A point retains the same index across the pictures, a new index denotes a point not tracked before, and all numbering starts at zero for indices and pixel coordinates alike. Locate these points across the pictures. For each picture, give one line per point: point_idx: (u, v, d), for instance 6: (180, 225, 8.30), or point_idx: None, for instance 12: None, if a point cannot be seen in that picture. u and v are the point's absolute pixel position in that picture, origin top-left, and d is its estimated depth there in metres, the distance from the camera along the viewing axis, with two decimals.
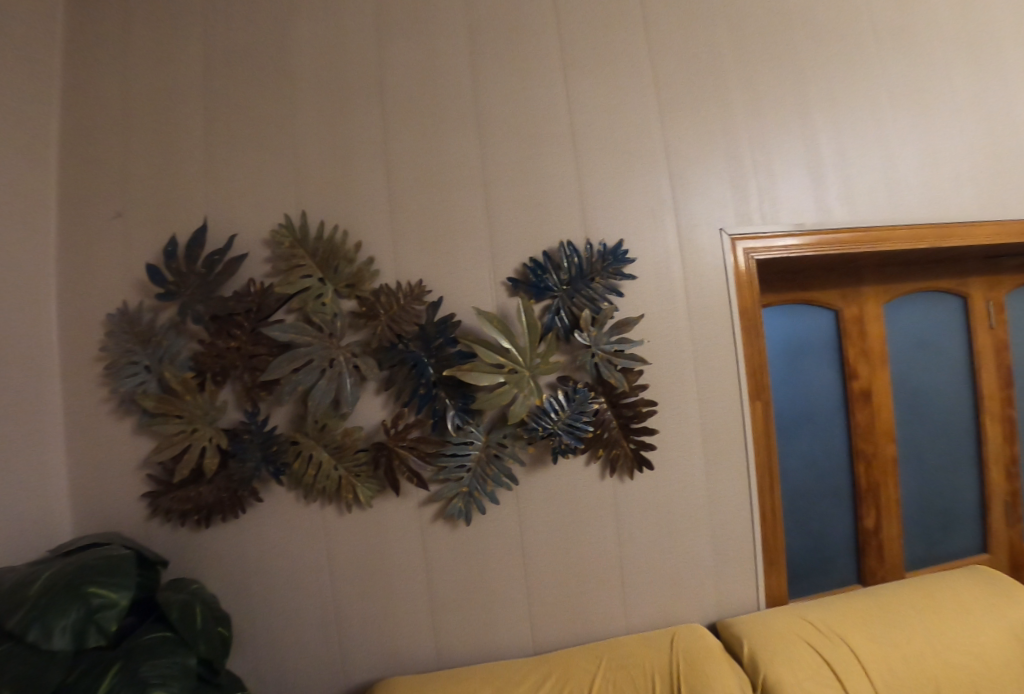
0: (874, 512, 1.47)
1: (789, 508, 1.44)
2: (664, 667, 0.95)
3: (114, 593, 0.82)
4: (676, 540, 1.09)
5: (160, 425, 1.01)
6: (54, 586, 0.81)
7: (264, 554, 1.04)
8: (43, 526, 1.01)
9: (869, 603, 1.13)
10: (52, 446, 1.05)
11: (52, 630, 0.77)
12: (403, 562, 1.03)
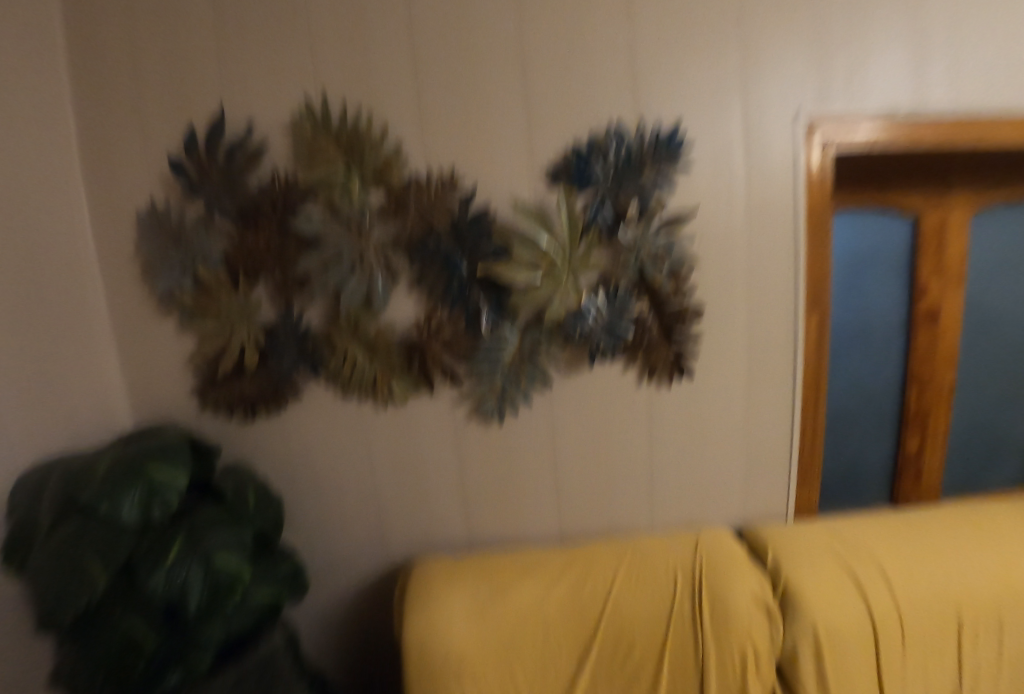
0: (918, 437, 1.40)
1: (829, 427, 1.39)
2: (688, 563, 0.98)
3: (172, 472, 0.90)
4: (710, 451, 1.08)
5: (201, 321, 1.04)
6: (117, 467, 0.87)
7: (306, 445, 1.09)
8: (105, 413, 1.08)
9: (903, 529, 1.11)
10: (104, 341, 1.09)
11: (121, 504, 0.83)
12: (437, 458, 1.06)
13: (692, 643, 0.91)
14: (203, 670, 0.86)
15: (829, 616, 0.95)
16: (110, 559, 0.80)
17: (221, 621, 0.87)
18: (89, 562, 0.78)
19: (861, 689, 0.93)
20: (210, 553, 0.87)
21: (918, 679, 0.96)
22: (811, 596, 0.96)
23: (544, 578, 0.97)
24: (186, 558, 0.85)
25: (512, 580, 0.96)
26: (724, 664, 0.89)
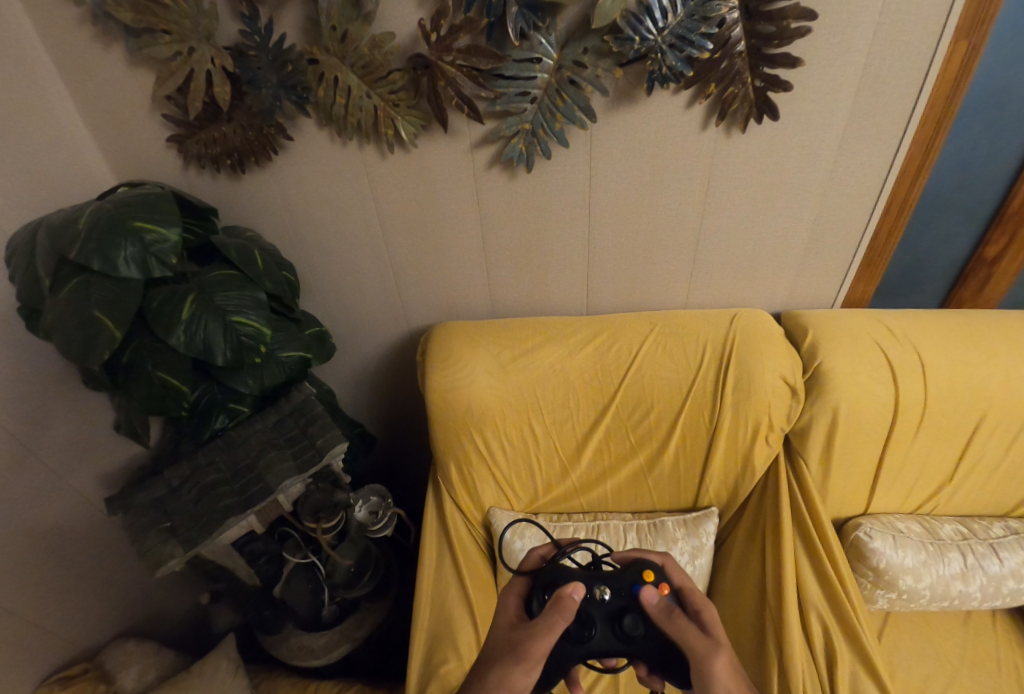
0: (1008, 241, 1.00)
1: (912, 225, 1.01)
2: (720, 338, 0.93)
3: (162, 229, 0.79)
4: (769, 223, 0.94)
5: (148, 48, 0.79)
6: (99, 220, 0.76)
7: (312, 203, 0.98)
8: (82, 169, 0.95)
9: (972, 326, 0.96)
10: (46, 75, 0.87)
11: (116, 260, 0.75)
12: (457, 220, 0.96)
13: (709, 409, 0.92)
14: (248, 413, 0.92)
15: (848, 404, 0.89)
16: (122, 313, 0.77)
17: (252, 374, 0.89)
18: (101, 314, 0.76)
19: (859, 462, 0.94)
20: (224, 311, 0.84)
21: (915, 463, 0.96)
22: (843, 384, 0.90)
23: (567, 344, 0.95)
24: (200, 317, 0.82)
25: (534, 343, 0.95)
26: (737, 429, 0.92)
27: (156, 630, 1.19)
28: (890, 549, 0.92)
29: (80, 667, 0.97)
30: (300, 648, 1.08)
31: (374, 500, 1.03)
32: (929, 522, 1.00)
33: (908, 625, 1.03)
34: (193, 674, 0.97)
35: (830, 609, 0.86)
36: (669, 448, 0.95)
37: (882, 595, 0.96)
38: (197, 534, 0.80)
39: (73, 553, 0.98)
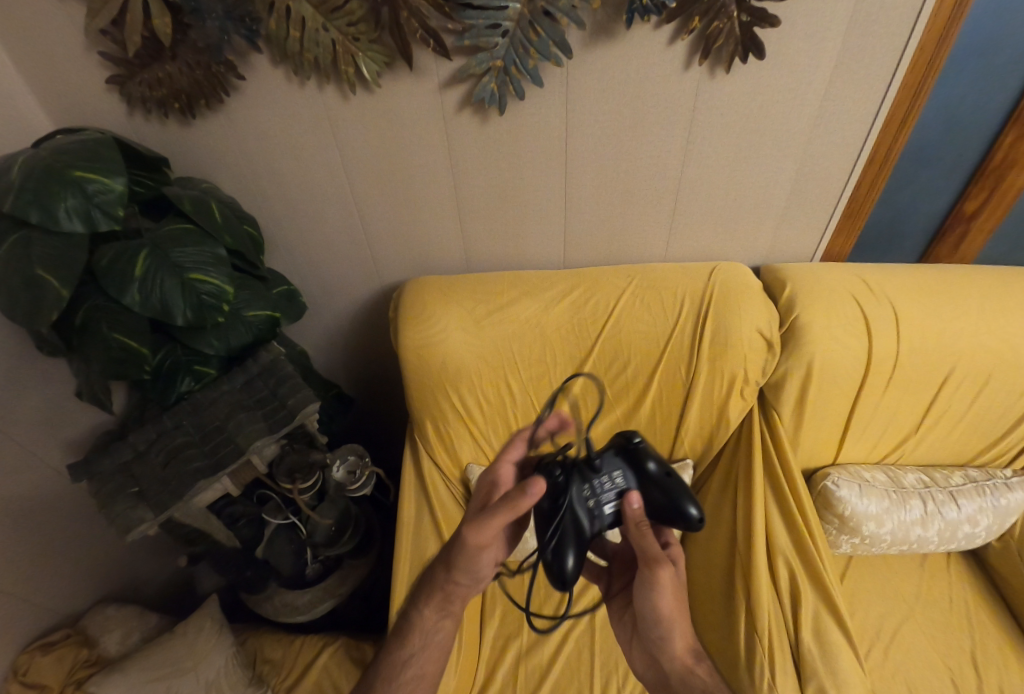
0: (989, 194, 0.98)
1: (896, 176, 0.99)
2: (697, 293, 0.92)
3: (106, 179, 0.73)
4: (749, 172, 0.91)
5: None
6: (33, 171, 0.70)
7: (271, 150, 0.91)
8: (13, 114, 0.86)
9: (944, 281, 0.96)
10: None
11: (56, 213, 0.69)
12: (427, 170, 0.91)
13: (685, 364, 0.92)
14: (216, 376, 0.89)
15: (823, 358, 0.90)
16: (68, 272, 0.72)
17: (216, 334, 0.86)
18: (45, 275, 0.70)
19: (829, 415, 0.96)
20: (181, 269, 0.80)
21: (883, 416, 0.98)
22: (819, 338, 0.90)
23: (543, 299, 0.92)
24: (155, 276, 0.78)
25: (509, 298, 0.92)
26: (712, 383, 0.92)
27: (139, 594, 1.19)
28: (856, 497, 0.96)
29: (60, 634, 0.96)
30: (285, 604, 1.10)
31: (351, 459, 1.04)
32: (894, 471, 1.03)
33: (868, 567, 1.08)
34: (175, 636, 0.97)
35: (795, 554, 0.90)
36: (644, 403, 0.95)
37: (845, 540, 1.00)
38: (167, 498, 0.79)
39: (45, 520, 0.95)
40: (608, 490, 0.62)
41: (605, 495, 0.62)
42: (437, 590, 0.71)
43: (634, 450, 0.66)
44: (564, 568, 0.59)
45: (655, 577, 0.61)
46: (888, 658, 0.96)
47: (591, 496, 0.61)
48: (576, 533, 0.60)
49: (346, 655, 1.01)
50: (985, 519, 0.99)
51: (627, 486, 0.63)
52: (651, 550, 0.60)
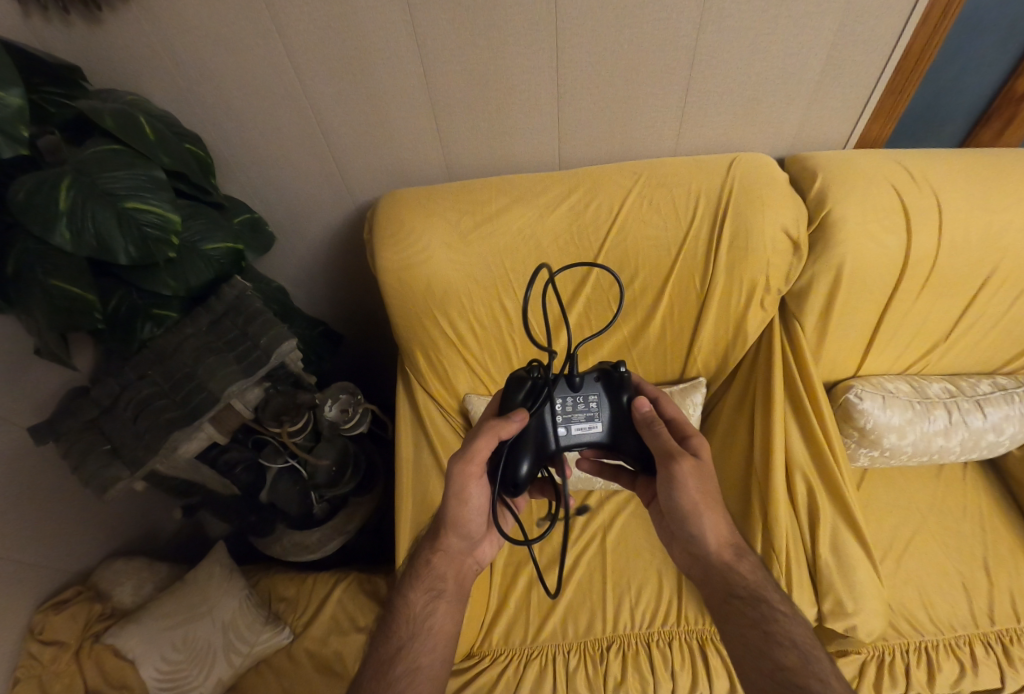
0: None
1: (952, 35, 0.83)
2: (715, 189, 0.80)
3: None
4: (779, 37, 0.76)
5: None
6: None
7: (204, 43, 0.76)
8: None
9: (995, 162, 0.84)
10: None
11: None
12: (391, 55, 0.77)
13: (701, 273, 0.82)
14: (178, 318, 0.80)
15: (854, 259, 0.80)
16: None
17: (172, 271, 0.76)
18: None
19: (855, 324, 0.87)
20: (115, 198, 0.68)
21: (915, 322, 0.90)
22: (852, 237, 0.79)
23: (536, 206, 0.81)
24: (86, 208, 0.66)
25: (498, 209, 0.81)
26: (731, 293, 0.83)
27: (149, 545, 1.17)
28: (878, 409, 0.90)
29: (72, 591, 0.95)
30: (294, 545, 1.08)
31: (343, 398, 0.98)
32: (918, 380, 0.96)
33: (885, 478, 1.05)
34: (187, 583, 0.96)
35: (813, 468, 0.86)
36: (654, 321, 0.87)
37: (864, 453, 0.96)
38: (143, 453, 0.73)
39: (38, 482, 0.91)
40: (581, 411, 0.57)
41: (576, 414, 0.57)
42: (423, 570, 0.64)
43: (618, 379, 0.59)
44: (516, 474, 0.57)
45: (671, 475, 0.55)
46: (901, 565, 0.95)
47: (561, 412, 0.57)
48: (534, 442, 0.57)
49: (358, 590, 1.01)
50: (1011, 427, 0.94)
51: (603, 412, 0.58)
52: (664, 444, 0.56)
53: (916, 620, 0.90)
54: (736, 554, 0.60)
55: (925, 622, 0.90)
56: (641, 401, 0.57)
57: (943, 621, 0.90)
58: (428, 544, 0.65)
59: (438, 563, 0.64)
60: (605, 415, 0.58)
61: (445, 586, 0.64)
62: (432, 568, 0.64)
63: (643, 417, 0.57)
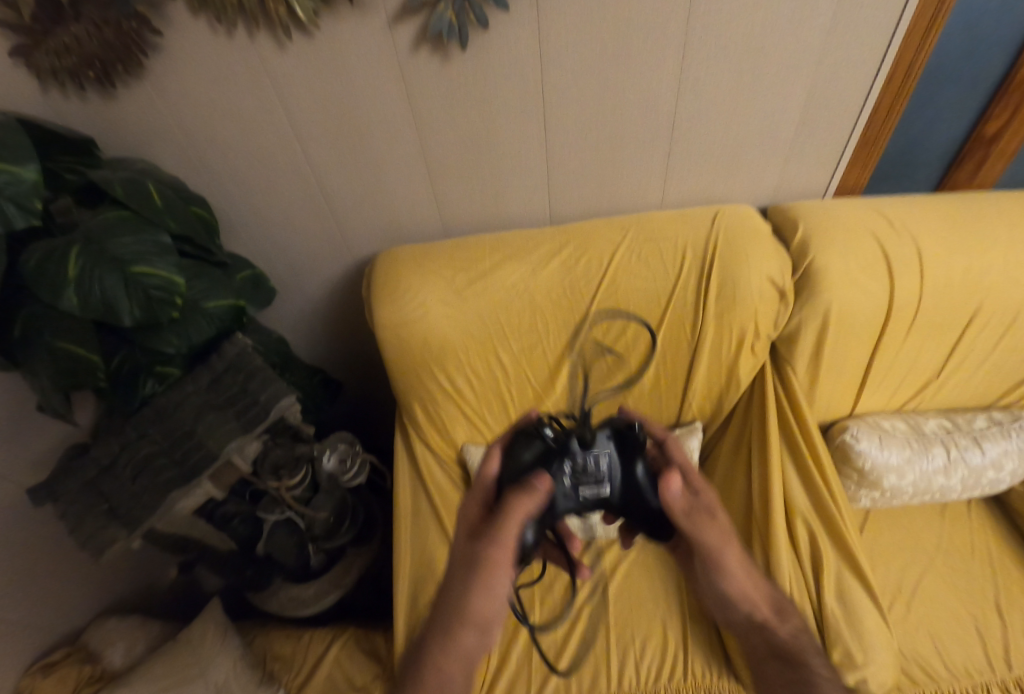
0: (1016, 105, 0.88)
1: (916, 94, 0.88)
2: (700, 241, 0.83)
3: (14, 168, 0.60)
4: (752, 100, 0.81)
5: None
6: None
7: (210, 116, 0.81)
8: None
9: (969, 208, 0.87)
10: None
11: None
12: (386, 123, 0.81)
13: (690, 322, 0.84)
14: (180, 376, 0.81)
15: (840, 305, 0.82)
16: None
17: (175, 330, 0.78)
18: None
19: (846, 366, 0.89)
20: (122, 264, 0.70)
21: (905, 362, 0.91)
22: (836, 284, 0.82)
23: (529, 261, 0.84)
24: (94, 273, 0.69)
25: (491, 264, 0.84)
26: (721, 339, 0.85)
27: (143, 603, 1.15)
28: (876, 449, 0.90)
29: (62, 653, 0.92)
30: (291, 599, 1.05)
31: (342, 448, 0.97)
32: (913, 418, 0.97)
33: (888, 519, 1.04)
34: (180, 643, 0.94)
35: (814, 514, 0.85)
36: (648, 368, 0.88)
37: (865, 495, 0.95)
38: (140, 512, 0.73)
39: (35, 542, 0.90)
40: (591, 474, 0.53)
41: (588, 478, 0.53)
42: None
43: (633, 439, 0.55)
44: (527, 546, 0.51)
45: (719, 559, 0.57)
46: (911, 611, 0.93)
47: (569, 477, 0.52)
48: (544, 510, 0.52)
49: (356, 647, 0.99)
50: (1010, 463, 0.93)
51: (615, 474, 0.54)
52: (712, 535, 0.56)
53: (932, 668, 0.87)
54: (780, 618, 0.61)
55: (941, 671, 0.87)
56: (673, 486, 0.54)
57: (959, 670, 0.87)
58: None
59: None
60: (618, 476, 0.54)
61: None
62: None
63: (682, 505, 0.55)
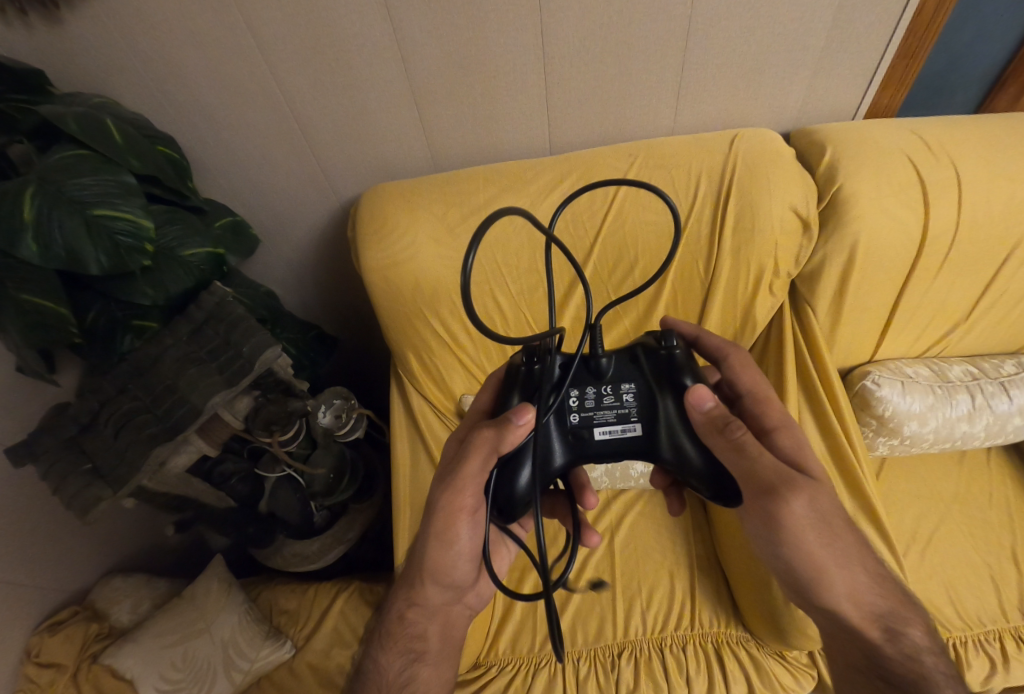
0: None
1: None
2: (717, 169, 0.75)
3: None
4: (780, 2, 0.71)
5: None
6: None
7: (170, 38, 0.72)
8: None
9: (1016, 128, 0.79)
10: None
11: None
12: (366, 41, 0.72)
13: (703, 260, 0.78)
14: (160, 329, 0.77)
15: (869, 238, 0.75)
16: None
17: (150, 280, 0.73)
18: None
19: (871, 307, 0.83)
20: (82, 207, 0.64)
21: (934, 302, 0.85)
22: (866, 215, 0.74)
23: (528, 196, 0.77)
24: (52, 218, 0.63)
25: (487, 200, 0.77)
26: (737, 278, 0.78)
27: (148, 561, 1.15)
28: (898, 395, 0.85)
29: (68, 612, 0.92)
30: (294, 555, 1.06)
31: (337, 403, 0.95)
32: (938, 363, 0.91)
33: (905, 467, 1.00)
34: (184, 600, 0.94)
35: (831, 463, 0.82)
36: (656, 312, 0.82)
37: (883, 442, 0.91)
38: (125, 471, 0.70)
39: (27, 503, 0.88)
40: (609, 407, 0.48)
41: (602, 411, 0.48)
42: (397, 629, 0.59)
43: (666, 360, 0.50)
44: (515, 492, 0.47)
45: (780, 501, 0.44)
46: (925, 558, 0.91)
47: (578, 410, 0.47)
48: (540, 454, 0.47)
49: (361, 600, 0.99)
50: None
51: (637, 409, 0.48)
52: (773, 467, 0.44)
53: (943, 615, 0.86)
54: (896, 633, 0.49)
55: (952, 618, 0.86)
56: (700, 399, 0.46)
57: (972, 615, 0.86)
58: (404, 594, 0.59)
59: (418, 620, 0.59)
60: (640, 413, 0.48)
61: (427, 647, 0.59)
62: (410, 628, 0.59)
63: (711, 422, 0.46)
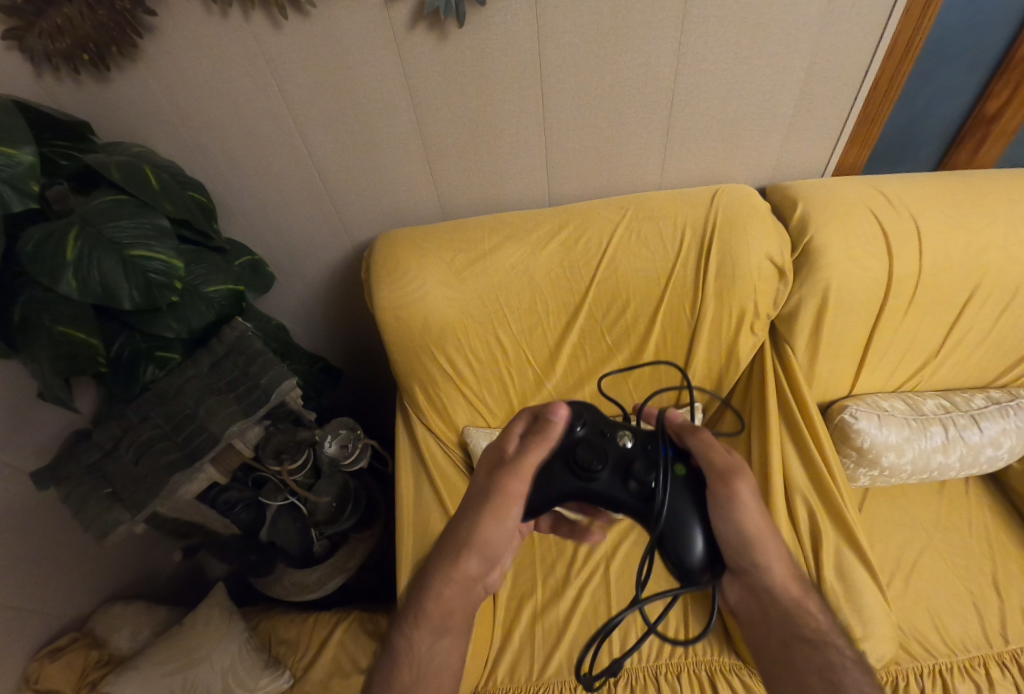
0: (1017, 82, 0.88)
1: (916, 72, 0.88)
2: (700, 219, 0.83)
3: (11, 149, 0.59)
4: (751, 77, 0.80)
5: None
6: None
7: (206, 98, 0.80)
8: None
9: (968, 185, 0.87)
10: None
11: None
12: (383, 103, 0.81)
13: (690, 302, 0.84)
14: (180, 360, 0.82)
15: (839, 282, 0.82)
16: None
17: (175, 315, 0.78)
18: None
19: (846, 345, 0.89)
20: (120, 248, 0.69)
21: (904, 340, 0.91)
22: (836, 262, 0.82)
23: (528, 242, 0.84)
24: (92, 258, 0.68)
25: (492, 245, 0.84)
26: (721, 317, 0.85)
27: (147, 590, 1.15)
28: (875, 427, 0.90)
29: (68, 638, 0.93)
30: (295, 584, 1.06)
31: (343, 433, 0.98)
32: (912, 397, 0.97)
33: (888, 497, 1.05)
34: (185, 627, 0.95)
35: (813, 492, 0.86)
36: (648, 348, 0.88)
37: (864, 473, 0.96)
38: (143, 495, 0.73)
39: (36, 530, 0.89)
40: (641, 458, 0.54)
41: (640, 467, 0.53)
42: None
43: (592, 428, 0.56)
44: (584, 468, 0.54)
45: (731, 496, 0.51)
46: (910, 587, 0.94)
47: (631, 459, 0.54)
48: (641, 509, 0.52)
49: (360, 629, 0.99)
50: (1008, 440, 0.94)
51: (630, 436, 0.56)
52: (716, 460, 0.52)
53: (929, 643, 0.89)
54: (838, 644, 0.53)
55: (938, 645, 0.88)
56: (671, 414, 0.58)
57: (957, 643, 0.88)
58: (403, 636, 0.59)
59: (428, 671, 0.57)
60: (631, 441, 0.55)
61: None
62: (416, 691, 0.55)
63: (683, 428, 0.56)
